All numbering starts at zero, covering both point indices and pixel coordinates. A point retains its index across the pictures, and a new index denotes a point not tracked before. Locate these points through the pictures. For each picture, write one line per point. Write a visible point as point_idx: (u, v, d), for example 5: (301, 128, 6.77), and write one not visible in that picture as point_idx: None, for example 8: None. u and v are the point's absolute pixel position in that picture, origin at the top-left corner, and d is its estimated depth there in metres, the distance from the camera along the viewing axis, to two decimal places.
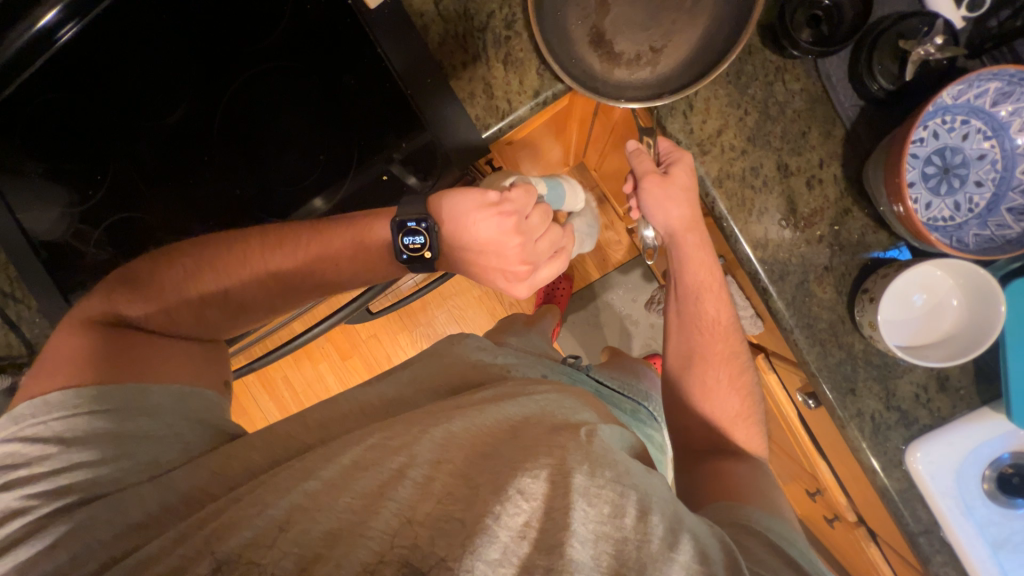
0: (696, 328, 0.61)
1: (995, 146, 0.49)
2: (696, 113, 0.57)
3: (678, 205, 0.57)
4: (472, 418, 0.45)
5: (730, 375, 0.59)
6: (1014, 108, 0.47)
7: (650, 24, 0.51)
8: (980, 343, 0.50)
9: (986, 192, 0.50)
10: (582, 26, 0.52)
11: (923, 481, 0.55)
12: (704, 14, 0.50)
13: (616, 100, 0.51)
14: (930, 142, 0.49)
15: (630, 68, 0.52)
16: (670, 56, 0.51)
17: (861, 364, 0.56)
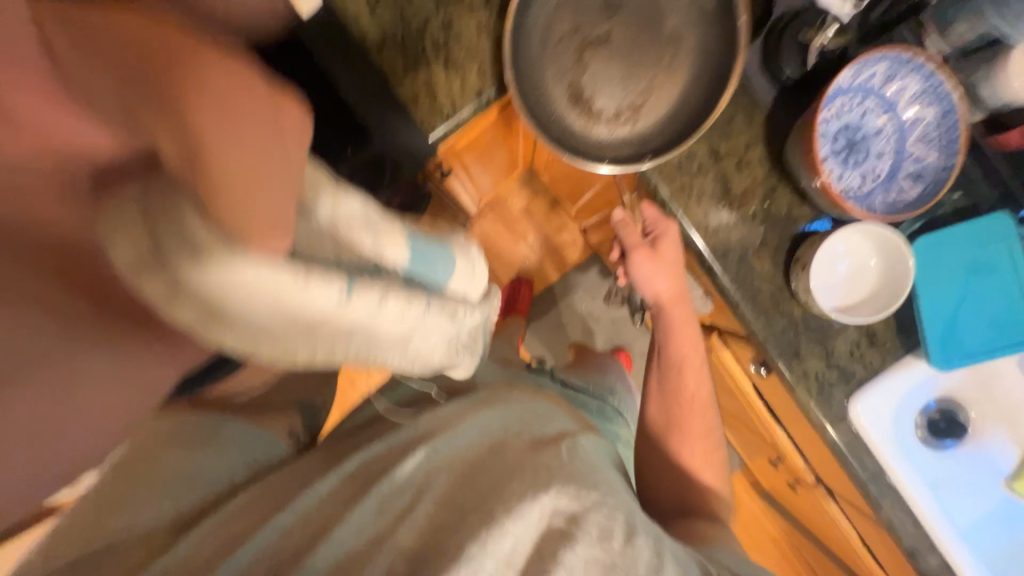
0: (676, 397, 0.61)
1: (889, 121, 0.55)
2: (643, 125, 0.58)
3: (663, 278, 0.64)
4: (446, 437, 0.46)
5: (705, 449, 0.58)
6: (900, 86, 0.54)
7: (627, 81, 0.57)
8: (896, 296, 0.56)
9: (887, 162, 0.56)
10: (561, 82, 0.57)
11: (867, 434, 0.61)
12: (679, 72, 0.57)
13: (598, 158, 0.57)
14: (837, 119, 0.54)
15: (609, 125, 0.58)
16: (649, 114, 0.58)
17: (802, 329, 0.61)
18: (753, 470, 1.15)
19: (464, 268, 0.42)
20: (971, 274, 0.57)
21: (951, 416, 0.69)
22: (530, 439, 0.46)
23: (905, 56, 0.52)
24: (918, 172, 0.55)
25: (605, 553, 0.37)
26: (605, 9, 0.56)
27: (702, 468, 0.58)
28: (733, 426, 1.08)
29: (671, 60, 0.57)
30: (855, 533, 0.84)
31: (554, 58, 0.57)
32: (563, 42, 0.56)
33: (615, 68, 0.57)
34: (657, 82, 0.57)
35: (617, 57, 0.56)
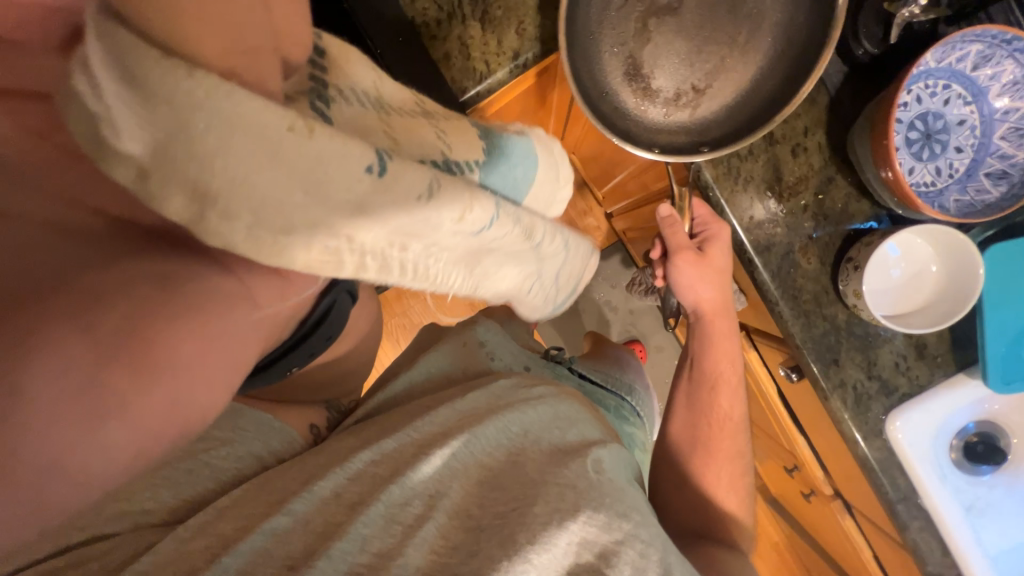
0: (704, 413, 0.57)
1: (975, 111, 0.49)
2: (706, 99, 0.52)
3: (708, 286, 0.58)
4: (470, 427, 0.45)
5: (732, 473, 0.54)
6: (993, 72, 0.48)
7: (693, 62, 0.51)
8: (962, 307, 0.50)
9: (966, 157, 0.50)
10: (618, 53, 0.51)
11: (904, 453, 0.56)
12: (755, 52, 0.50)
13: (648, 145, 0.52)
14: (914, 106, 0.49)
15: (664, 108, 0.52)
16: (711, 99, 0.51)
17: (844, 336, 0.56)
18: (763, 474, 1.12)
19: (544, 176, 0.42)
20: None
21: (992, 440, 0.64)
22: (551, 450, 0.45)
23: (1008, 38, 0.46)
24: (1002, 171, 0.49)
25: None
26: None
27: (724, 489, 0.54)
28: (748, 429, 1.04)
29: (746, 37, 0.50)
30: (867, 551, 0.81)
31: (613, 25, 0.50)
32: (626, 8, 0.50)
33: (681, 42, 0.50)
34: (728, 61, 0.51)
35: (685, 29, 0.50)
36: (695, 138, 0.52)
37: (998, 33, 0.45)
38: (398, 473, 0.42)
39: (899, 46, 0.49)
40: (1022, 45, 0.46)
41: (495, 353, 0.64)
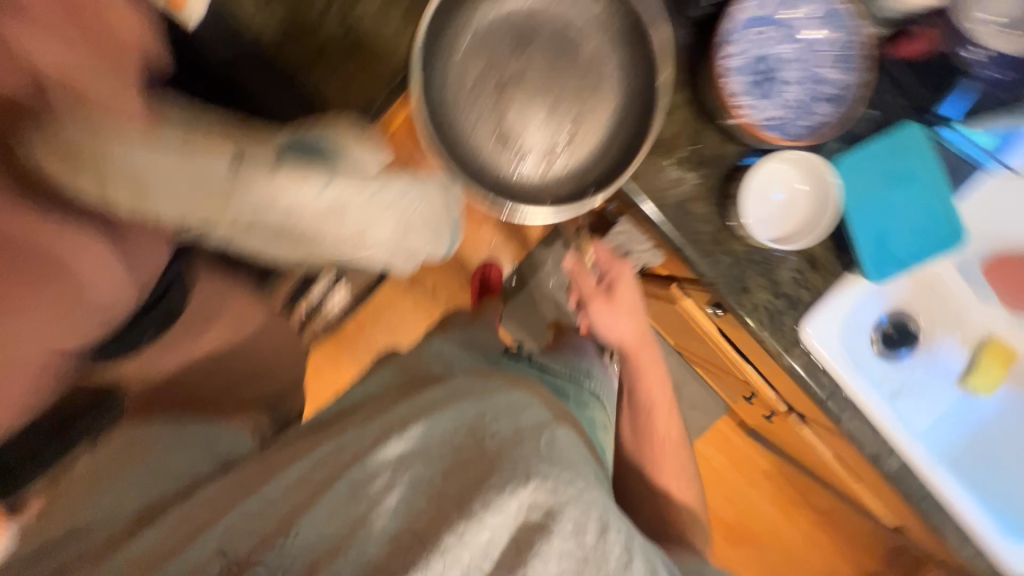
0: (649, 434, 0.73)
1: (799, 45, 0.56)
2: (571, 148, 0.61)
3: (624, 321, 0.75)
4: (431, 421, 0.48)
5: (677, 473, 0.71)
6: (801, 12, 0.56)
7: (551, 121, 0.61)
8: (824, 222, 0.58)
9: (805, 86, 0.57)
10: (488, 128, 0.60)
11: (819, 354, 0.63)
12: (602, 102, 0.61)
13: (541, 200, 0.60)
14: (747, 53, 0.56)
15: (541, 166, 0.61)
16: (577, 149, 0.61)
17: (746, 266, 0.62)
18: (739, 411, 1.18)
19: (366, 155, 0.56)
20: (893, 185, 0.58)
21: (903, 328, 0.71)
22: (510, 428, 0.47)
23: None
24: (835, 93, 0.56)
25: (584, 548, 0.38)
26: (512, 49, 0.60)
27: (669, 478, 0.71)
28: (713, 373, 1.10)
29: (592, 90, 0.61)
30: (836, 456, 0.87)
31: (473, 103, 0.60)
32: (481, 87, 0.60)
33: (535, 107, 0.61)
34: (583, 119, 0.61)
35: (535, 95, 0.61)
36: (575, 182, 0.61)
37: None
38: (358, 459, 0.45)
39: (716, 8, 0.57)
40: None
41: (453, 361, 0.67)
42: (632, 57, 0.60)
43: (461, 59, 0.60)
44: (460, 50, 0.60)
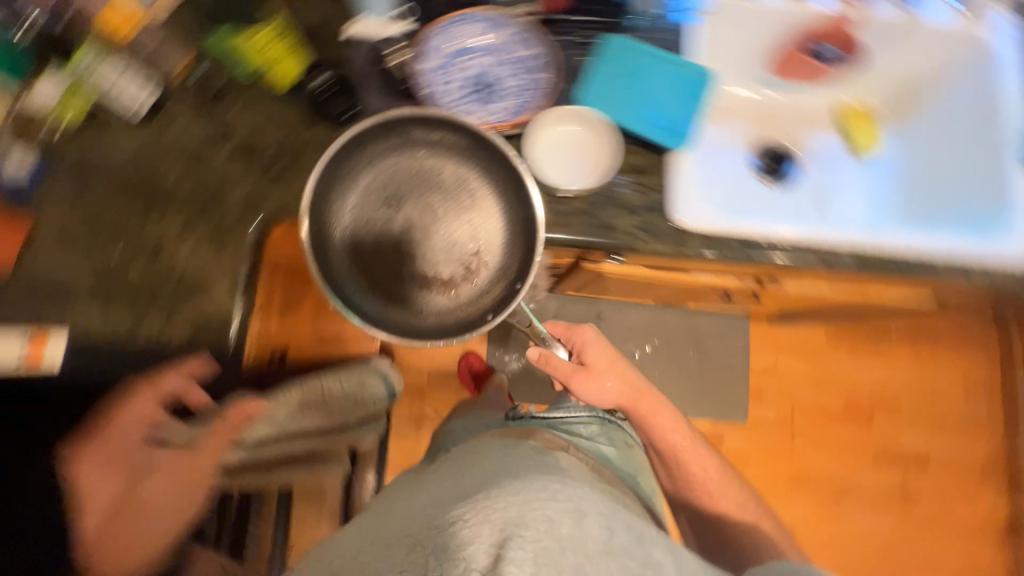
0: (690, 474, 0.83)
1: (485, 51, 0.66)
2: (486, 254, 0.63)
3: (610, 381, 0.83)
4: (432, 489, 0.61)
5: (714, 472, 0.83)
6: (467, 33, 0.66)
7: (454, 247, 0.63)
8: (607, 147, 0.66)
9: (513, 71, 0.66)
10: (409, 284, 0.62)
11: (705, 226, 0.67)
12: (485, 203, 0.63)
13: (482, 314, 0.60)
14: (457, 84, 0.65)
15: (466, 285, 0.62)
16: (490, 253, 0.63)
17: (596, 210, 0.67)
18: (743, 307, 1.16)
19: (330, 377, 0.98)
20: (632, 81, 0.66)
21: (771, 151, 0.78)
22: (493, 471, 0.59)
23: (449, 21, 0.66)
24: (535, 60, 0.66)
25: (554, 543, 0.44)
26: (386, 202, 0.63)
27: (708, 486, 0.82)
28: (692, 295, 1.10)
29: (468, 199, 0.63)
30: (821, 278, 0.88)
31: (384, 276, 0.62)
32: (382, 258, 0.63)
33: (429, 241, 0.63)
34: (476, 224, 0.63)
35: (424, 230, 0.63)
36: (507, 277, 0.62)
37: (439, 26, 0.65)
38: None
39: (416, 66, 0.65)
40: (461, 14, 0.66)
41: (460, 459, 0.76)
42: (481, 154, 0.62)
43: (353, 233, 0.62)
44: (348, 227, 0.62)
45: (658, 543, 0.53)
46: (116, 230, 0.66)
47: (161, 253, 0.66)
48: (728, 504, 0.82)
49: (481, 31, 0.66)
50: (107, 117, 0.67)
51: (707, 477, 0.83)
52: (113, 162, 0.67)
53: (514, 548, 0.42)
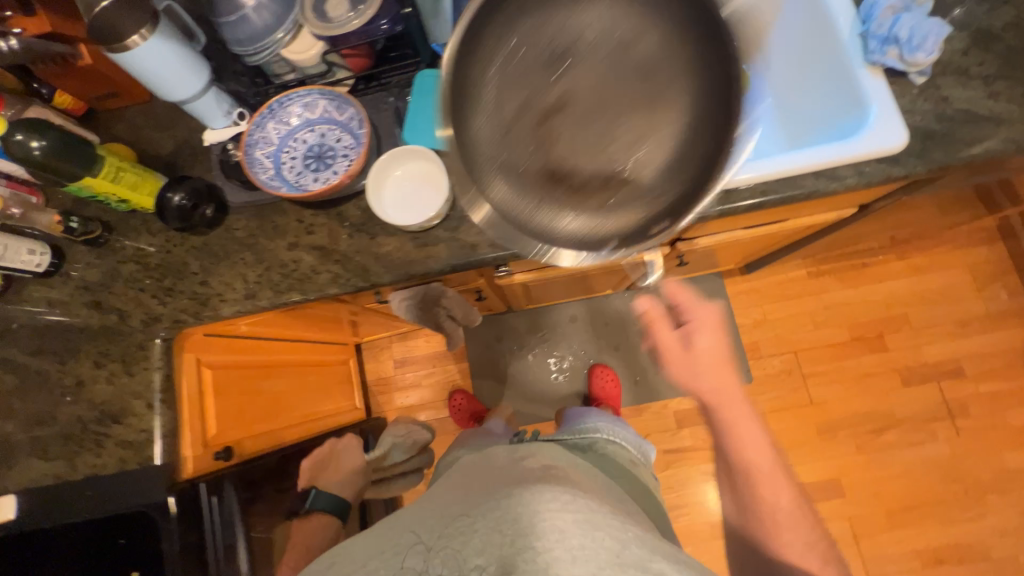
0: (758, 502, 0.64)
1: (311, 122, 0.69)
2: (643, 183, 0.39)
3: (707, 339, 0.72)
4: (441, 493, 0.64)
5: (798, 509, 0.63)
6: (290, 112, 0.69)
7: (616, 136, 0.40)
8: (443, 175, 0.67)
9: (341, 132, 0.69)
10: (526, 156, 0.40)
11: None
12: (681, 84, 0.40)
13: (597, 235, 0.39)
14: (296, 159, 0.69)
15: (606, 191, 0.39)
16: (656, 178, 0.39)
17: (457, 233, 0.69)
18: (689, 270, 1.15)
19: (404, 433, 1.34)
20: None
21: None
22: (501, 477, 0.60)
23: (269, 107, 0.68)
24: (355, 114, 0.68)
25: (562, 549, 0.46)
26: (548, 45, 0.41)
27: (783, 519, 0.62)
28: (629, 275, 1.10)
29: (661, 86, 0.40)
30: (730, 224, 0.85)
31: (501, 132, 0.40)
32: (504, 108, 0.40)
33: (594, 113, 0.40)
34: (658, 117, 0.39)
35: (598, 98, 0.40)
36: (663, 227, 0.38)
37: (259, 114, 0.67)
38: None
39: (249, 152, 0.67)
40: (278, 97, 0.68)
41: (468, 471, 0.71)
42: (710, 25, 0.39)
43: (497, 67, 0.41)
44: (493, 63, 0.41)
45: (662, 551, 0.49)
46: (42, 381, 0.72)
47: (84, 391, 0.71)
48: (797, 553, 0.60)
49: (301, 104, 0.69)
50: (17, 285, 0.74)
51: (782, 509, 0.63)
52: (32, 321, 0.74)
53: (524, 557, 0.46)
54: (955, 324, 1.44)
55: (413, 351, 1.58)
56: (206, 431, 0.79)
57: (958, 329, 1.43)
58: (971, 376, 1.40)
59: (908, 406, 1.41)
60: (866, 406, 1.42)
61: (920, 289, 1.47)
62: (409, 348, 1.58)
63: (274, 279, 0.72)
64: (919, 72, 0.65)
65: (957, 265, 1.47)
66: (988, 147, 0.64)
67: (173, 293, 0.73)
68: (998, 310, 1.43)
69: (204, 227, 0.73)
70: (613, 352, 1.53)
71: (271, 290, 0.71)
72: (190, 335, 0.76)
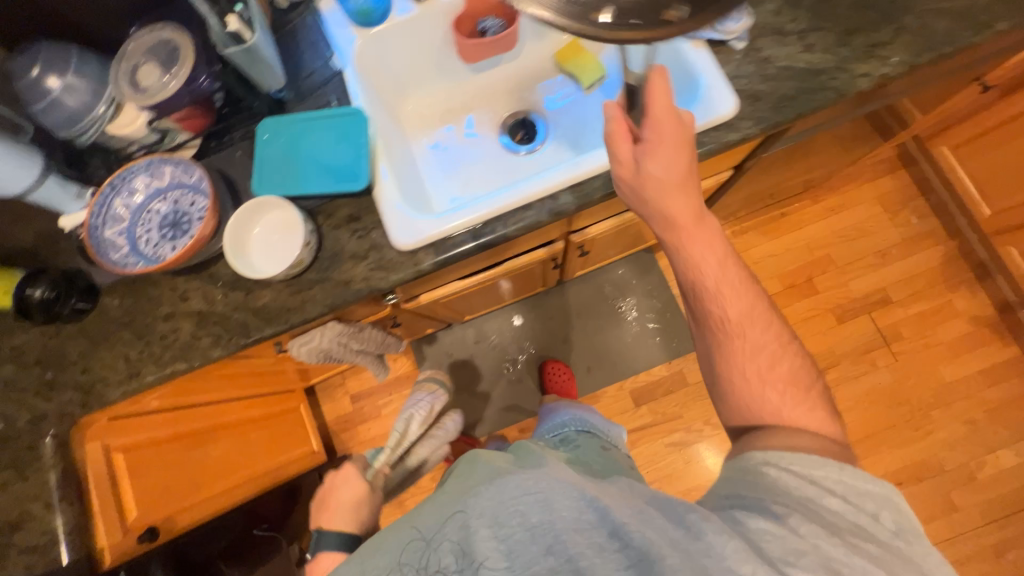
0: (738, 356, 0.54)
1: (156, 193, 0.68)
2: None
3: (679, 159, 0.55)
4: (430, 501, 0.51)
5: (788, 366, 0.54)
6: (135, 185, 0.68)
7: None
8: (299, 221, 0.67)
9: (185, 197, 0.68)
10: None
11: (423, 237, 0.68)
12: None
13: None
14: (147, 233, 0.68)
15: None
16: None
17: (329, 272, 0.70)
18: (603, 256, 1.18)
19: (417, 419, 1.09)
20: (295, 152, 0.69)
21: (519, 126, 0.90)
22: (478, 467, 0.50)
23: (109, 183, 0.67)
24: (197, 179, 0.68)
25: (522, 530, 0.42)
26: None
27: (773, 375, 0.53)
28: (544, 273, 1.12)
29: None
30: (613, 209, 0.87)
31: None
32: None
33: None
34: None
35: None
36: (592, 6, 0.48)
37: (101, 193, 0.66)
38: None
39: (95, 234, 0.67)
40: (119, 171, 0.68)
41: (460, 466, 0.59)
42: None
43: None
44: None
45: (626, 502, 0.45)
46: None
47: None
48: (775, 393, 0.53)
49: (144, 177, 0.68)
50: None
51: (765, 351, 0.54)
52: None
53: (484, 551, 0.41)
54: (876, 256, 1.50)
55: (368, 383, 1.57)
56: (124, 515, 0.78)
57: (879, 259, 1.49)
58: (898, 302, 1.46)
59: (847, 341, 1.45)
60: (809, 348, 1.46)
61: (839, 228, 1.52)
62: (363, 381, 1.57)
63: (156, 352, 0.71)
64: (737, 38, 0.69)
65: (868, 199, 1.53)
66: (812, 99, 0.67)
67: (58, 386, 0.71)
68: (913, 235, 1.50)
69: (73, 315, 0.71)
70: (563, 345, 1.55)
71: (155, 364, 0.70)
72: (88, 425, 0.74)
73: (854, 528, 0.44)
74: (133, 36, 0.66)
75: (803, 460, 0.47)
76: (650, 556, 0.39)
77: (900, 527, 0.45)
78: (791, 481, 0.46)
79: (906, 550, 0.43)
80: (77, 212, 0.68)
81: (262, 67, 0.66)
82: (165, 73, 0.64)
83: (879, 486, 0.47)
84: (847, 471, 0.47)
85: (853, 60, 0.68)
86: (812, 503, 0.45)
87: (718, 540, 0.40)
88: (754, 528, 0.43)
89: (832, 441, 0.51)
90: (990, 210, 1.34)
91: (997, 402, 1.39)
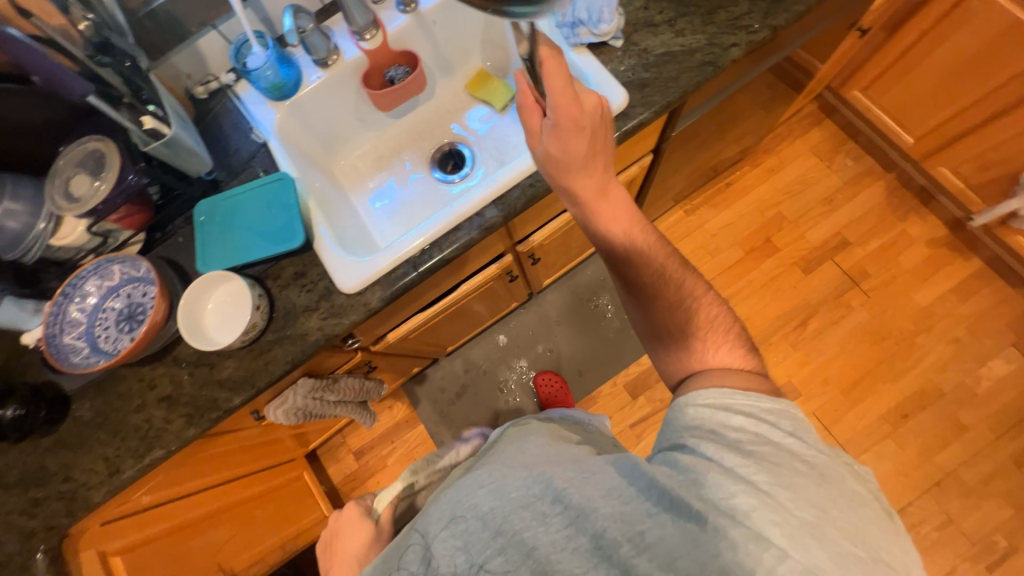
0: (661, 303, 0.57)
1: (108, 293, 0.71)
2: None
3: (578, 133, 0.57)
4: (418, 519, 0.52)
5: (714, 311, 0.56)
6: (86, 288, 0.71)
7: None
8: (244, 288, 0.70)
9: (136, 291, 0.72)
10: None
11: (360, 278, 0.72)
12: None
13: None
14: (104, 332, 0.71)
15: None
16: None
17: (285, 328, 0.72)
18: (560, 259, 1.22)
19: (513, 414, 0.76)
20: (232, 226, 0.73)
21: (448, 155, 0.94)
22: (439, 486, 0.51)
23: (62, 291, 0.70)
24: (144, 272, 0.71)
25: (475, 521, 0.42)
26: None
27: (707, 319, 0.55)
28: (505, 289, 1.15)
29: None
30: (547, 214, 0.91)
31: None
32: None
33: None
34: None
35: None
36: None
37: (54, 302, 0.69)
38: None
39: (56, 341, 0.69)
40: (69, 280, 0.71)
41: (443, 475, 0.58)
42: None
43: None
44: None
45: (570, 464, 0.45)
46: None
47: None
48: (701, 342, 0.53)
49: (93, 280, 0.71)
50: None
51: (681, 304, 0.56)
52: None
53: (444, 555, 0.41)
54: (824, 203, 1.55)
55: (367, 437, 1.56)
56: None
57: (828, 206, 1.55)
58: (856, 241, 1.51)
59: (819, 290, 1.49)
60: (783, 304, 1.49)
61: (784, 185, 1.58)
62: (363, 435, 1.56)
63: (132, 444, 0.72)
64: (613, 37, 0.75)
65: (803, 151, 1.60)
66: (692, 75, 0.73)
67: (44, 500, 0.71)
68: (853, 176, 1.56)
69: (46, 426, 0.73)
70: (549, 356, 1.56)
71: (132, 457, 0.71)
72: (80, 534, 0.75)
73: (768, 441, 0.43)
74: (61, 154, 0.71)
75: (714, 394, 0.47)
76: (589, 511, 0.40)
77: (799, 431, 0.45)
78: (706, 414, 0.46)
79: (807, 453, 0.43)
80: (38, 325, 0.70)
81: (186, 155, 0.72)
82: (96, 178, 0.69)
83: (773, 402, 0.46)
84: (751, 394, 0.47)
85: (720, 35, 0.74)
86: (719, 430, 0.44)
87: (652, 470, 0.42)
88: (672, 462, 0.43)
89: (749, 373, 0.50)
90: (913, 137, 1.41)
91: (974, 315, 1.41)
